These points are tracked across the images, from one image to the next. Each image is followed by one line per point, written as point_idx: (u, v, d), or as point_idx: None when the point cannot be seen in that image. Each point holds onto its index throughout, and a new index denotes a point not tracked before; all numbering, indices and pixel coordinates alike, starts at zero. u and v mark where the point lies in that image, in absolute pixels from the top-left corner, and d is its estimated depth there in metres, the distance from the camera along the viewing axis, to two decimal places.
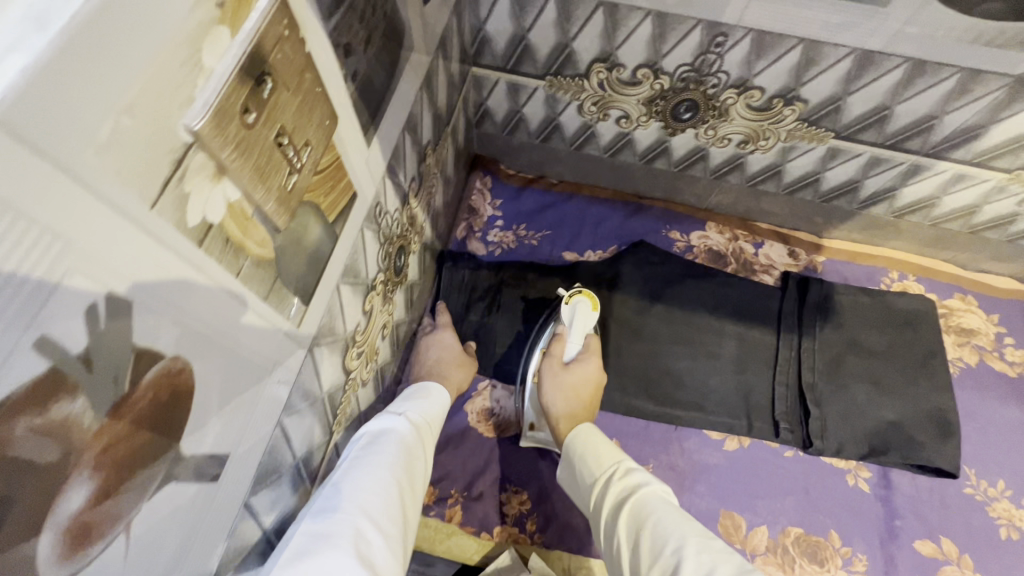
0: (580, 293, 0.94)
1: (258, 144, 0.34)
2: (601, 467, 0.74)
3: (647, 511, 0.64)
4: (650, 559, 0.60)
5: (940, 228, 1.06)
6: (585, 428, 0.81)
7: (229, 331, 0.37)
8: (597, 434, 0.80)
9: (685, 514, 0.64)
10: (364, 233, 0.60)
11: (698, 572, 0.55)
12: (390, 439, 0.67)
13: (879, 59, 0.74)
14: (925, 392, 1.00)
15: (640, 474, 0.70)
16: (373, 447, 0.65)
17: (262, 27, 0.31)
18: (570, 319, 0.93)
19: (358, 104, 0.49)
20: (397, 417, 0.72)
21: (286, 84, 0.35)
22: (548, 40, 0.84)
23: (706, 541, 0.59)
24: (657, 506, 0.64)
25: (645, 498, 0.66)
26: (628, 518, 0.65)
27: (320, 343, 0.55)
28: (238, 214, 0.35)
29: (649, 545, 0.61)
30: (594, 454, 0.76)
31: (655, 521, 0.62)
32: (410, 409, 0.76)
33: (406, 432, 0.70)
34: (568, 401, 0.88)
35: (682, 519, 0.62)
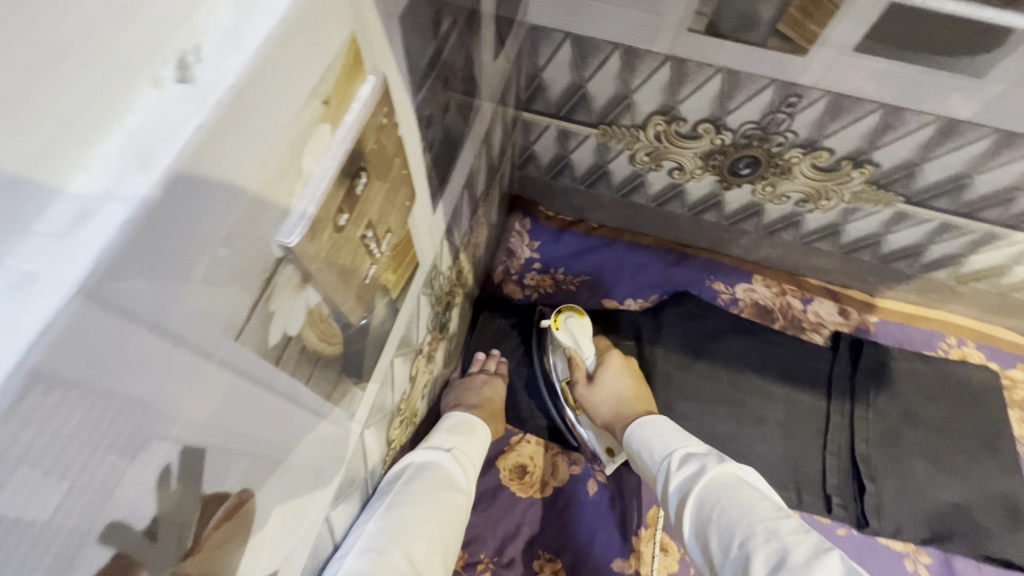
0: (563, 313, 0.95)
1: (346, 243, 0.30)
2: (659, 456, 0.66)
3: (711, 501, 0.56)
4: (720, 551, 0.53)
5: (1005, 296, 1.01)
6: (642, 418, 0.74)
7: (292, 442, 0.33)
8: (654, 421, 0.72)
9: (756, 497, 0.55)
10: (420, 298, 0.56)
11: (773, 562, 0.48)
12: (436, 475, 0.62)
13: (965, 128, 0.70)
14: (990, 473, 0.93)
15: (699, 457, 0.62)
16: (417, 482, 0.60)
17: (364, 120, 0.28)
18: (573, 341, 0.94)
19: (431, 173, 0.46)
20: (443, 451, 0.66)
21: (378, 174, 0.31)
22: (607, 90, 0.81)
23: (780, 524, 0.51)
24: (721, 494, 0.56)
25: (707, 486, 0.58)
26: (691, 512, 0.58)
27: (370, 420, 0.50)
28: (315, 319, 0.31)
29: (717, 539, 0.53)
30: (652, 441, 0.68)
31: (721, 512, 0.54)
32: (458, 442, 0.69)
33: (452, 468, 0.65)
34: (614, 407, 0.85)
35: (751, 504, 0.54)
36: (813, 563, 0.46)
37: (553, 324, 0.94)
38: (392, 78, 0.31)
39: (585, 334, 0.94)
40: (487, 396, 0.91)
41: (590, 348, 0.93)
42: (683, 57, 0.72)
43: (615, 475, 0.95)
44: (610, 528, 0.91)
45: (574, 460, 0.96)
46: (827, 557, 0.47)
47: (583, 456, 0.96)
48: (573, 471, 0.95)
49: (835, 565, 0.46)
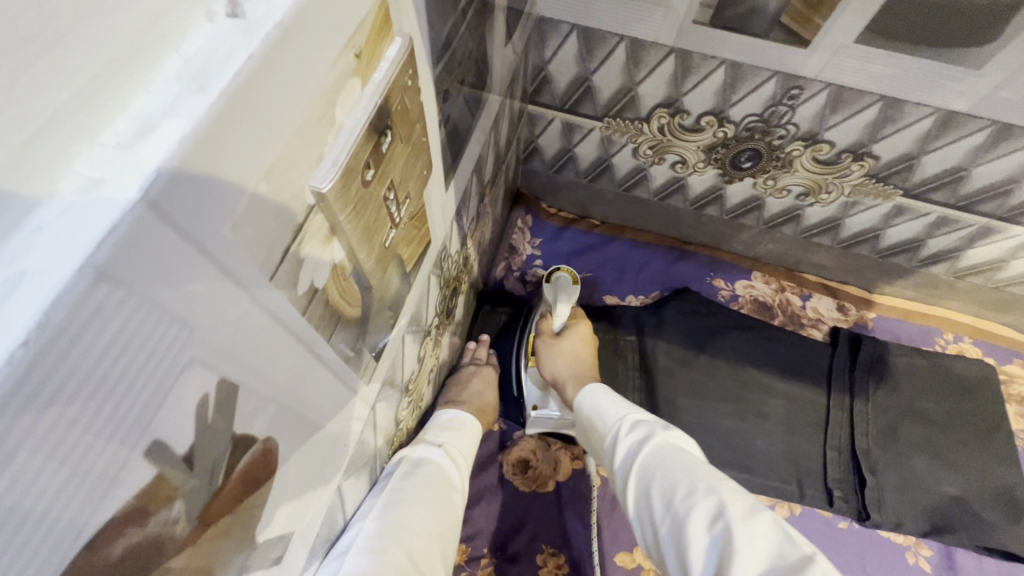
0: (561, 270, 1.01)
1: (371, 200, 0.31)
2: (610, 419, 0.66)
3: (655, 465, 0.57)
4: (661, 507, 0.53)
5: (1003, 291, 1.02)
6: (594, 386, 0.73)
7: (312, 402, 0.33)
8: (605, 390, 0.71)
9: (698, 463, 0.56)
10: (430, 279, 0.57)
11: (711, 515, 0.49)
12: (431, 470, 0.63)
13: (963, 120, 0.71)
14: (990, 466, 0.94)
15: (648, 424, 0.62)
16: (415, 478, 0.60)
17: (391, 79, 0.29)
18: (554, 297, 0.97)
19: (445, 150, 0.47)
20: (435, 445, 0.67)
21: (402, 136, 0.32)
22: (612, 82, 0.82)
23: (719, 483, 0.52)
24: (665, 458, 0.57)
25: (655, 451, 0.58)
26: (635, 476, 0.58)
27: (381, 396, 0.51)
28: (339, 276, 0.31)
29: (659, 496, 0.54)
30: (601, 409, 0.68)
31: (665, 471, 0.55)
32: (450, 437, 0.71)
33: (445, 462, 0.66)
34: (569, 360, 0.86)
35: (691, 466, 0.55)
36: (748, 519, 0.47)
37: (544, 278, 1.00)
38: (417, 43, 0.32)
39: (568, 299, 0.97)
40: (477, 387, 0.91)
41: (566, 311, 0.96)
42: (687, 49, 0.74)
43: None
44: (612, 521, 0.91)
45: (576, 455, 0.96)
46: (759, 516, 0.48)
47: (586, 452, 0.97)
48: (575, 466, 0.96)
49: (767, 522, 0.47)
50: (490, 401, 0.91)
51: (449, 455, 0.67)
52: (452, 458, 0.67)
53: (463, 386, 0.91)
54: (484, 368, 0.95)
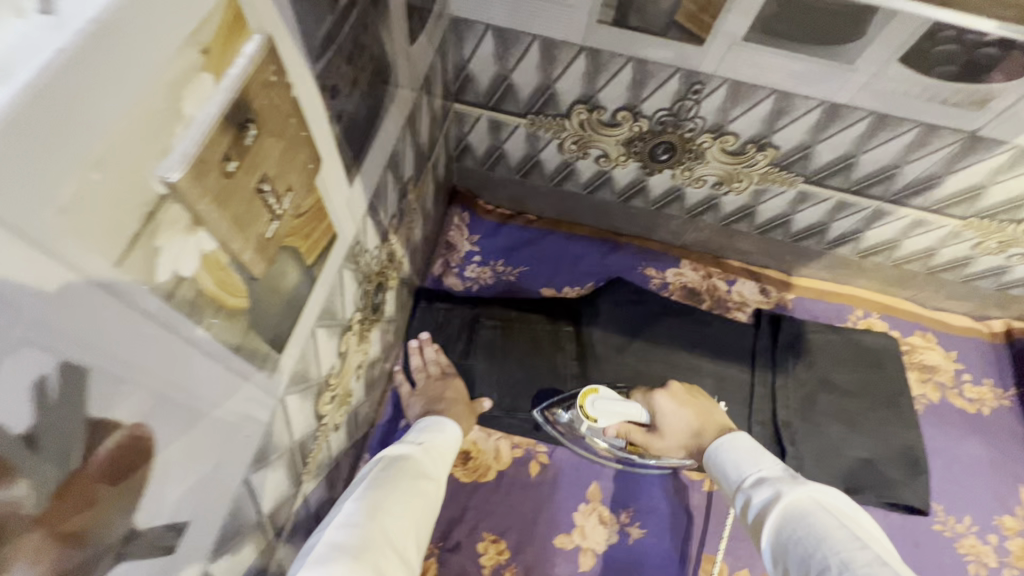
0: (584, 405, 0.91)
1: (238, 191, 0.32)
2: (738, 479, 0.66)
3: (791, 525, 0.54)
4: (797, 572, 0.52)
5: (901, 269, 1.11)
6: (727, 439, 0.72)
7: (195, 389, 0.34)
8: (743, 441, 0.70)
9: (836, 524, 0.53)
10: (343, 273, 0.58)
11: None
12: (406, 462, 0.65)
13: (845, 111, 0.78)
14: (893, 429, 1.03)
15: (774, 483, 0.60)
16: (392, 467, 0.64)
17: (249, 74, 0.30)
18: (619, 413, 0.90)
19: (342, 146, 0.48)
20: (413, 444, 0.70)
21: (271, 130, 0.34)
22: (531, 80, 0.85)
23: (854, 554, 0.49)
24: (797, 519, 0.54)
25: (786, 513, 0.56)
26: (768, 535, 0.56)
27: (293, 391, 0.52)
28: (212, 265, 0.32)
29: (793, 561, 0.52)
30: (732, 463, 0.68)
31: (796, 540, 0.53)
32: (428, 437, 0.73)
33: (424, 459, 0.68)
34: (682, 430, 0.86)
35: (827, 534, 0.51)
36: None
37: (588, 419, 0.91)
38: (282, 39, 0.33)
39: (603, 395, 0.92)
40: (450, 397, 0.93)
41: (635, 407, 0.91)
42: (596, 47, 0.77)
43: (556, 456, 0.99)
44: (551, 505, 0.95)
45: (516, 443, 0.99)
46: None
47: (525, 439, 0.99)
48: (515, 454, 0.98)
49: None
50: (462, 404, 0.93)
51: (427, 452, 0.69)
52: (429, 456, 0.69)
53: (437, 395, 0.93)
54: (452, 378, 0.98)
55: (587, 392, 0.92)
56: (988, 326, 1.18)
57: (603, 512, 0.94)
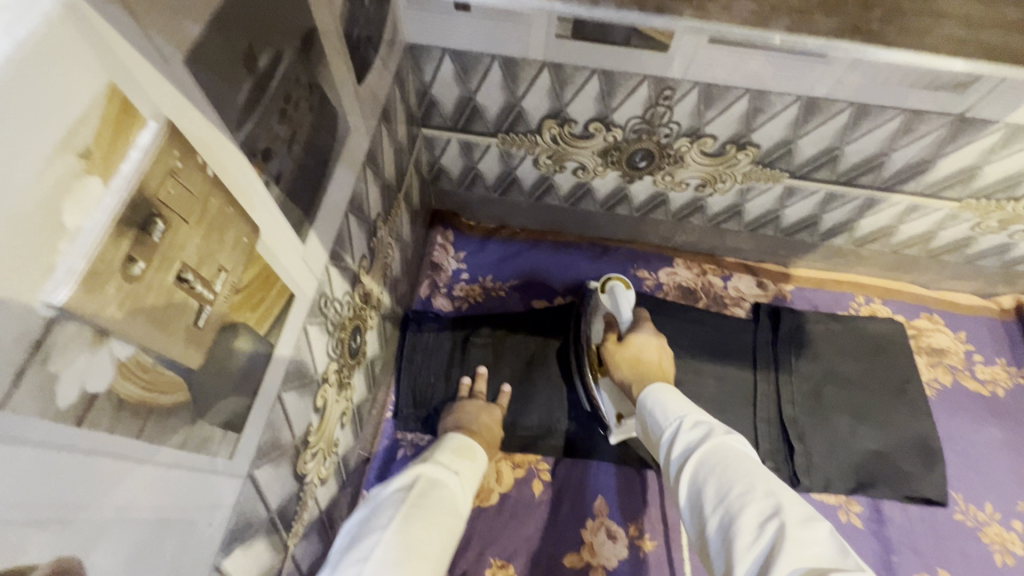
0: (613, 279, 0.95)
1: (151, 292, 0.30)
2: (667, 414, 0.62)
3: (715, 462, 0.53)
4: (715, 501, 0.50)
5: (900, 253, 1.07)
6: (657, 386, 0.69)
7: (132, 501, 0.32)
8: (670, 391, 0.67)
9: (758, 466, 0.52)
10: (308, 329, 0.55)
11: (767, 517, 0.46)
12: (444, 491, 0.69)
13: (824, 104, 0.74)
14: (906, 419, 0.98)
15: (710, 423, 0.58)
16: (429, 497, 0.66)
17: (147, 166, 0.28)
18: (615, 306, 0.92)
19: (286, 207, 0.45)
20: (450, 470, 0.73)
21: (184, 216, 0.31)
22: (496, 100, 0.83)
23: (781, 489, 0.49)
24: (727, 456, 0.53)
25: (715, 450, 0.54)
26: (693, 469, 0.54)
27: (261, 463, 0.49)
28: (133, 372, 0.30)
29: (714, 491, 0.50)
30: (664, 403, 0.64)
31: (722, 470, 0.51)
32: (462, 464, 0.76)
33: (456, 488, 0.71)
34: (636, 371, 0.79)
35: (750, 470, 0.51)
36: (806, 526, 0.44)
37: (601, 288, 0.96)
38: (188, 120, 0.31)
39: (630, 304, 0.92)
40: (486, 422, 0.90)
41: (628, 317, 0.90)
42: (558, 62, 0.74)
43: (558, 473, 0.96)
44: (556, 525, 0.91)
45: (517, 463, 0.96)
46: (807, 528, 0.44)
47: (527, 457, 0.97)
48: (517, 474, 0.95)
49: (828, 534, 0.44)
50: (496, 437, 0.90)
51: (459, 483, 0.72)
52: (459, 487, 0.72)
53: (472, 416, 0.89)
54: (494, 406, 0.93)
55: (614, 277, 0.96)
56: (996, 303, 1.14)
57: (610, 527, 0.91)
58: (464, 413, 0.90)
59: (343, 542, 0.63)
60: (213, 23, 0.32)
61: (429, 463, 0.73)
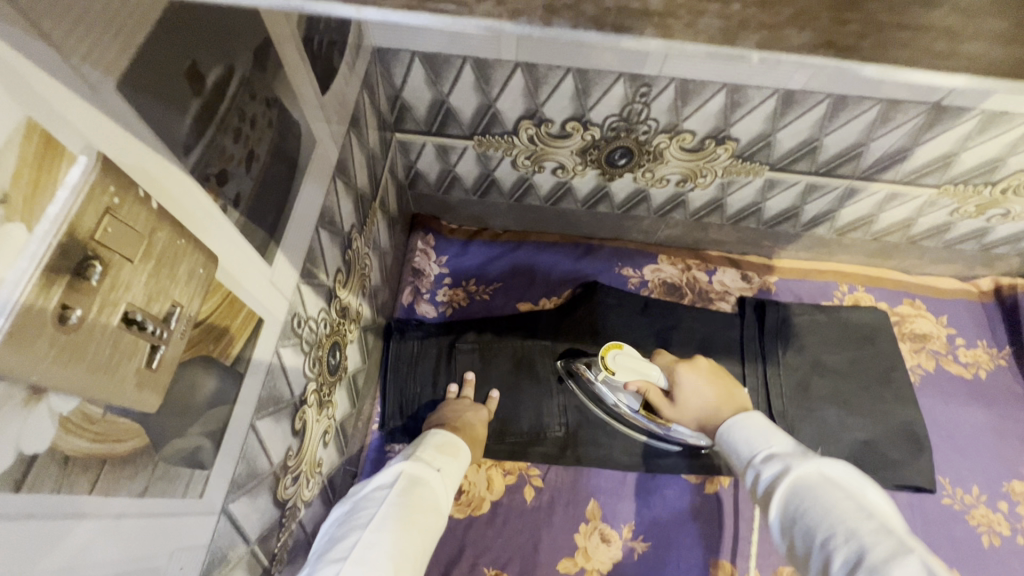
0: (608, 350, 0.87)
1: (94, 338, 0.27)
2: (744, 455, 0.61)
3: (795, 505, 0.51)
4: (803, 550, 0.49)
5: (881, 241, 1.08)
6: (735, 415, 0.66)
7: (90, 558, 0.30)
8: (750, 417, 0.64)
9: (848, 497, 0.49)
10: (282, 352, 0.53)
11: (848, 566, 0.44)
12: (425, 490, 0.67)
13: (801, 97, 0.74)
14: (891, 406, 0.99)
15: (781, 457, 0.56)
16: (409, 494, 0.65)
17: (80, 205, 0.26)
18: (635, 374, 0.86)
19: (247, 231, 0.43)
20: (431, 467, 0.71)
21: (128, 255, 0.29)
22: (469, 102, 0.80)
23: (859, 527, 0.45)
24: (799, 496, 0.51)
25: (789, 491, 0.52)
26: (774, 512, 0.53)
27: (237, 496, 0.48)
28: (79, 426, 0.28)
29: (799, 539, 0.49)
30: (740, 440, 0.62)
31: (798, 516, 0.50)
32: (443, 461, 0.74)
33: (437, 485, 0.70)
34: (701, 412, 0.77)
35: (834, 506, 0.48)
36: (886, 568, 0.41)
37: (605, 370, 0.86)
38: (124, 151, 0.29)
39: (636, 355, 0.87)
40: (469, 420, 0.88)
41: (655, 372, 0.85)
42: (531, 62, 0.72)
43: (550, 477, 0.95)
44: (549, 530, 0.91)
45: (508, 469, 0.95)
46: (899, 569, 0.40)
47: (517, 464, 0.96)
48: (508, 481, 0.94)
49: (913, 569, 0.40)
50: (480, 435, 0.88)
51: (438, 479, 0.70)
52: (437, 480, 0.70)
53: (457, 414, 0.88)
54: (478, 407, 0.91)
55: (608, 346, 0.87)
56: (976, 285, 1.16)
57: (604, 530, 0.91)
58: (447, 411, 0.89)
59: (322, 543, 0.62)
60: (148, 44, 0.30)
61: (410, 459, 0.72)
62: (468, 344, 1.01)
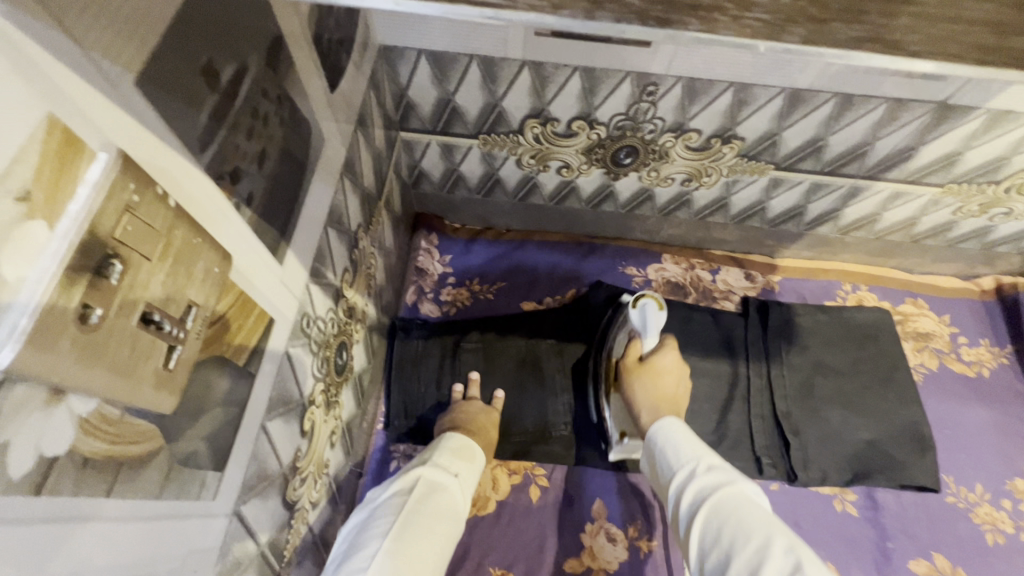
0: (647, 294, 0.86)
1: (112, 339, 0.27)
2: (679, 461, 0.64)
3: (727, 511, 0.54)
4: (729, 552, 0.51)
5: (884, 240, 1.08)
6: (668, 421, 0.70)
7: (105, 564, 0.30)
8: (682, 425, 0.69)
9: (768, 514, 0.54)
10: (292, 353, 0.53)
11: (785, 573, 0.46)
12: (443, 498, 0.67)
13: (808, 96, 0.74)
14: (895, 405, 0.99)
15: (721, 474, 0.59)
16: (427, 502, 0.65)
17: (100, 203, 0.25)
18: (642, 324, 0.86)
19: (260, 230, 0.43)
20: (448, 474, 0.70)
21: (147, 254, 0.29)
22: (475, 101, 0.80)
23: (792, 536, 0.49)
24: (738, 508, 0.54)
25: (726, 501, 0.55)
26: (706, 522, 0.55)
27: (249, 498, 0.47)
28: (98, 428, 0.28)
29: (728, 542, 0.52)
30: (675, 447, 0.66)
31: (737, 523, 0.52)
32: (460, 466, 0.73)
33: (455, 492, 0.70)
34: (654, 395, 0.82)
35: (770, 521, 0.52)
36: None
37: (631, 302, 0.86)
38: (144, 149, 0.28)
39: (659, 328, 0.85)
40: (482, 423, 0.88)
41: (653, 339, 0.86)
42: (538, 60, 0.72)
43: (556, 477, 0.95)
44: (555, 531, 0.91)
45: (513, 469, 0.95)
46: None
47: (522, 464, 0.96)
48: (514, 481, 0.94)
49: None
50: (492, 440, 0.88)
51: (453, 487, 0.70)
52: (453, 489, 0.69)
53: (469, 417, 0.87)
54: (490, 410, 0.91)
55: (649, 292, 0.86)
56: (977, 284, 1.16)
57: (609, 529, 0.91)
58: (461, 413, 0.88)
59: (340, 549, 0.62)
60: (162, 39, 0.29)
61: (427, 464, 0.71)
62: (472, 345, 1.00)
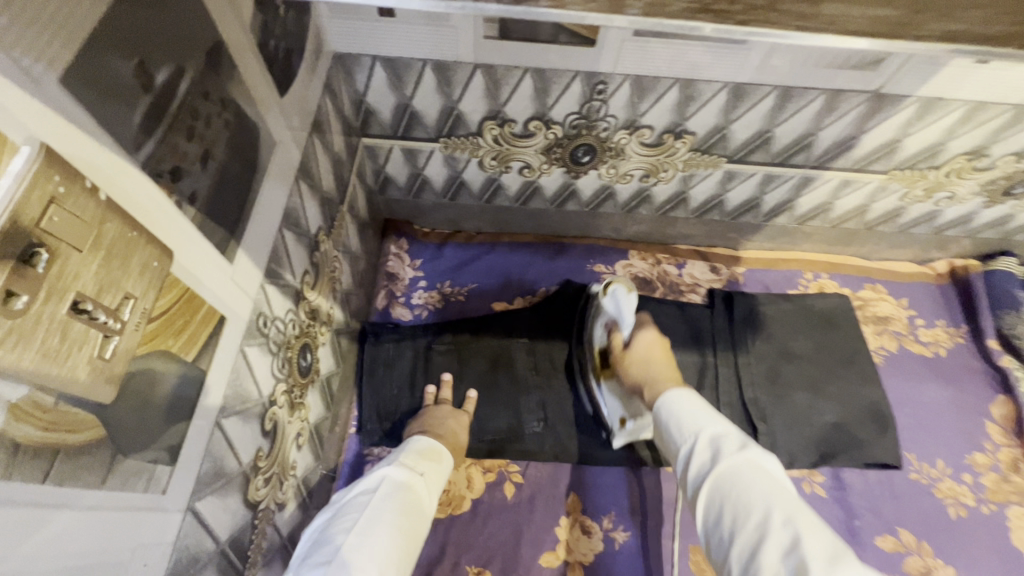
0: (613, 281, 0.85)
1: (41, 325, 0.28)
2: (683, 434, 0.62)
3: (729, 490, 0.54)
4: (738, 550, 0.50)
5: (840, 228, 1.12)
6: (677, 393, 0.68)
7: (47, 551, 0.30)
8: (691, 399, 0.66)
9: (777, 485, 0.53)
10: (248, 352, 0.54)
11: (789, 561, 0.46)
12: (409, 496, 0.67)
13: (750, 89, 0.77)
14: (857, 388, 1.02)
15: (721, 444, 0.58)
16: (393, 500, 0.65)
17: (23, 193, 0.26)
18: (616, 310, 0.86)
19: (206, 228, 0.44)
20: (415, 472, 0.71)
21: (74, 243, 0.30)
22: (432, 105, 0.82)
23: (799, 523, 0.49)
24: (740, 481, 0.54)
25: (729, 480, 0.54)
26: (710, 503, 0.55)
27: (205, 495, 0.48)
28: (30, 414, 0.28)
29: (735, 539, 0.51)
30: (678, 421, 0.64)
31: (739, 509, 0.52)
32: (427, 467, 0.74)
33: (421, 490, 0.70)
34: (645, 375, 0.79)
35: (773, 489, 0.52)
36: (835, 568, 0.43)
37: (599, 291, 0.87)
38: (72, 145, 0.30)
39: (631, 308, 0.85)
40: (452, 427, 0.89)
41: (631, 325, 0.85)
42: (489, 63, 0.75)
43: (530, 474, 0.96)
44: (530, 526, 0.91)
45: (487, 467, 0.96)
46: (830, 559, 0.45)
47: (496, 462, 0.96)
48: (488, 479, 0.95)
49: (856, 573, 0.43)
50: (462, 444, 0.89)
51: (419, 486, 0.70)
52: (420, 489, 0.70)
53: (440, 421, 0.89)
54: (459, 413, 0.92)
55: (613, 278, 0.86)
56: (932, 268, 1.20)
57: (583, 521, 0.92)
58: (431, 418, 0.89)
59: (304, 547, 0.63)
60: (88, 42, 0.30)
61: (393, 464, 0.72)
62: (443, 346, 1.02)
